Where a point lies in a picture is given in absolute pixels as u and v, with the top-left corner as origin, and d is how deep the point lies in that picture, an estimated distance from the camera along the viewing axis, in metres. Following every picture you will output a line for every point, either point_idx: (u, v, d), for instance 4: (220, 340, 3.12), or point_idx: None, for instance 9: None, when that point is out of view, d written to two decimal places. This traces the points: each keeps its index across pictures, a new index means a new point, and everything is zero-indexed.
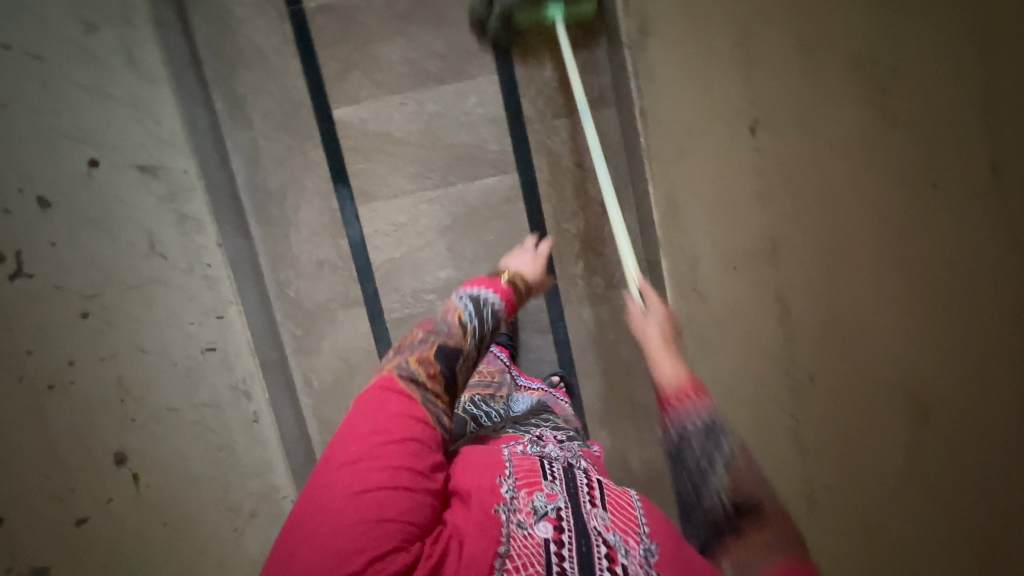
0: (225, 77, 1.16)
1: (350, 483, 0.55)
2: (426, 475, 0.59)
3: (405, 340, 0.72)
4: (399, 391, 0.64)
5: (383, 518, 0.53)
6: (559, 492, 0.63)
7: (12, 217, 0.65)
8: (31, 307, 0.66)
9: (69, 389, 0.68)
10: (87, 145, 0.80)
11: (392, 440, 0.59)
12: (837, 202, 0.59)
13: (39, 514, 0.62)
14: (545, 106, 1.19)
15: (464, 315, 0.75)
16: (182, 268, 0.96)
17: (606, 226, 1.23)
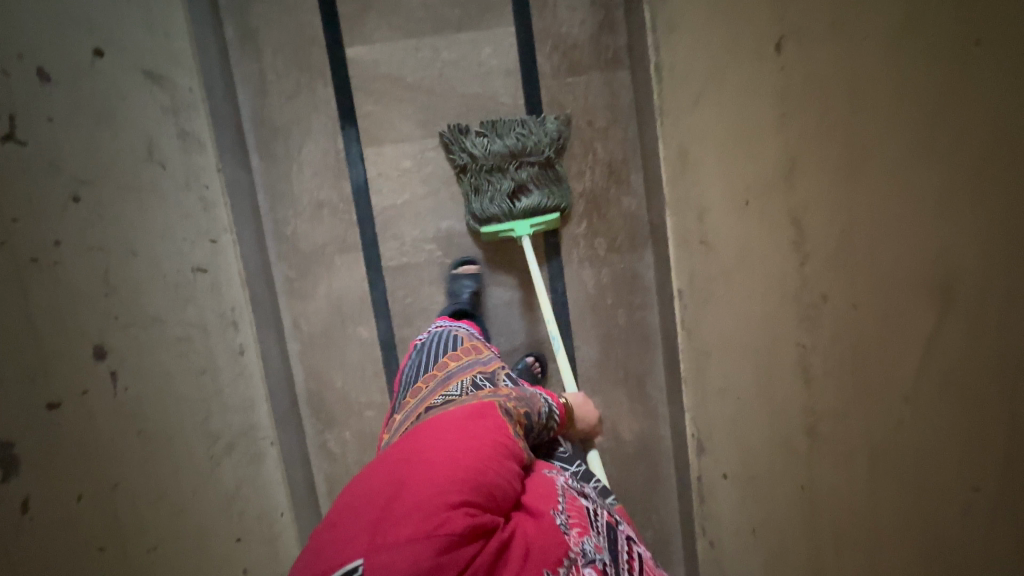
0: (239, 6, 1.14)
1: (457, 444, 0.58)
2: (511, 471, 0.62)
3: (502, 390, 0.82)
4: (498, 412, 0.71)
5: (478, 481, 0.55)
6: (603, 546, 0.65)
7: (9, 81, 0.63)
8: (23, 175, 0.63)
9: (52, 269, 0.65)
10: (94, 35, 0.78)
11: (491, 437, 0.63)
12: (873, 95, 0.57)
13: (7, 386, 0.57)
14: (561, 62, 1.18)
15: (543, 409, 0.86)
16: (178, 183, 0.93)
17: (611, 188, 1.22)
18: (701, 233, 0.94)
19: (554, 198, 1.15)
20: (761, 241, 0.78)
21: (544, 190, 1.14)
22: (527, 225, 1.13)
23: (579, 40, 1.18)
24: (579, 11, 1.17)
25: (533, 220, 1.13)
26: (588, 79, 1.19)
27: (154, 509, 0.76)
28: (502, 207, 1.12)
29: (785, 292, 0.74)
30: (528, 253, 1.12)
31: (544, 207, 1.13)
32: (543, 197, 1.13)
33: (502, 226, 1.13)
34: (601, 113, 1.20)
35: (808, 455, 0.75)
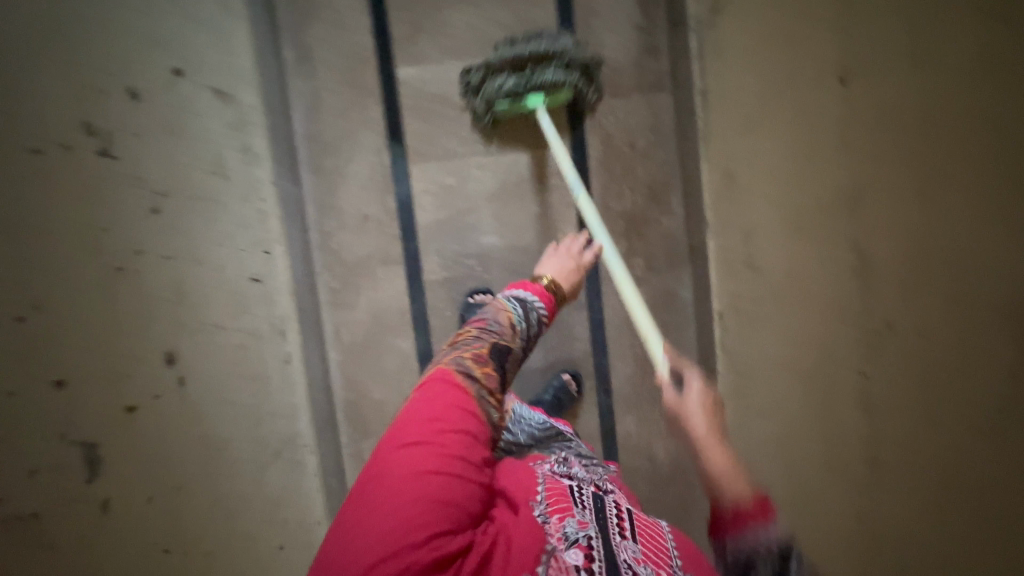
0: (296, 27, 1.19)
1: (414, 462, 0.57)
2: (478, 468, 0.61)
3: (458, 336, 0.75)
4: (456, 384, 0.66)
5: (441, 499, 0.55)
6: (590, 521, 0.64)
7: (105, 101, 0.66)
8: (115, 187, 0.66)
9: (135, 276, 0.68)
10: (174, 56, 0.82)
11: (451, 435, 0.60)
12: (945, 121, 0.59)
13: (94, 387, 0.60)
14: (604, 85, 1.21)
15: (512, 316, 0.78)
16: (239, 195, 0.96)
17: (650, 208, 1.23)
18: (747, 255, 0.94)
19: (571, 74, 1.09)
20: (818, 270, 0.78)
21: (558, 66, 1.08)
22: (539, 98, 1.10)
23: (622, 64, 1.21)
24: (623, 36, 1.20)
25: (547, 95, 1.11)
26: (631, 102, 1.21)
27: (208, 512, 0.77)
28: (514, 83, 1.08)
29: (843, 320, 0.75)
30: (545, 126, 1.07)
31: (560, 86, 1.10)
32: (557, 71, 1.07)
33: (517, 103, 1.12)
34: (642, 134, 1.22)
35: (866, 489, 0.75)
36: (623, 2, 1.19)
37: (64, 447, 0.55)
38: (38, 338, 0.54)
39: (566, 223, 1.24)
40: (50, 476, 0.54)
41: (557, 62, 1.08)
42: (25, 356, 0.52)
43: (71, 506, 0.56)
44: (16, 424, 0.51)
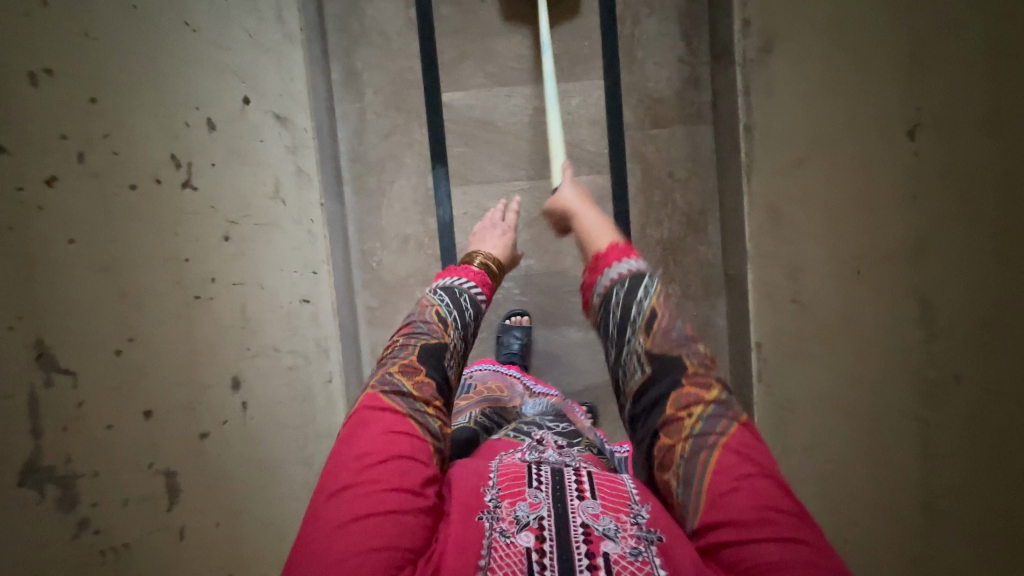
0: (346, 51, 1.21)
1: (339, 514, 0.54)
2: (414, 495, 0.57)
3: (387, 348, 0.73)
4: (384, 408, 0.63)
5: (371, 545, 0.52)
6: (543, 501, 0.59)
7: (187, 131, 0.67)
8: (194, 215, 0.68)
9: (208, 304, 0.69)
10: (244, 85, 0.84)
11: (376, 469, 0.57)
12: (931, 184, 0.71)
13: (171, 418, 0.60)
14: (646, 115, 1.23)
15: (440, 309, 0.78)
16: (293, 217, 0.98)
17: (688, 236, 1.25)
18: (793, 291, 0.94)
19: None
20: (885, 314, 0.78)
21: None
22: None
23: (664, 94, 1.23)
24: (666, 68, 1.22)
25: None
26: (672, 132, 1.23)
27: (266, 534, 0.78)
28: None
29: (885, 369, 0.79)
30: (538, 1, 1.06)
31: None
32: None
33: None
34: (682, 163, 1.24)
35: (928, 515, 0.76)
36: (668, 34, 1.21)
37: (151, 476, 0.56)
38: (129, 374, 0.55)
39: None
40: (136, 510, 0.54)
41: None
42: (119, 392, 0.53)
43: (146, 539, 0.55)
44: (112, 457, 0.51)
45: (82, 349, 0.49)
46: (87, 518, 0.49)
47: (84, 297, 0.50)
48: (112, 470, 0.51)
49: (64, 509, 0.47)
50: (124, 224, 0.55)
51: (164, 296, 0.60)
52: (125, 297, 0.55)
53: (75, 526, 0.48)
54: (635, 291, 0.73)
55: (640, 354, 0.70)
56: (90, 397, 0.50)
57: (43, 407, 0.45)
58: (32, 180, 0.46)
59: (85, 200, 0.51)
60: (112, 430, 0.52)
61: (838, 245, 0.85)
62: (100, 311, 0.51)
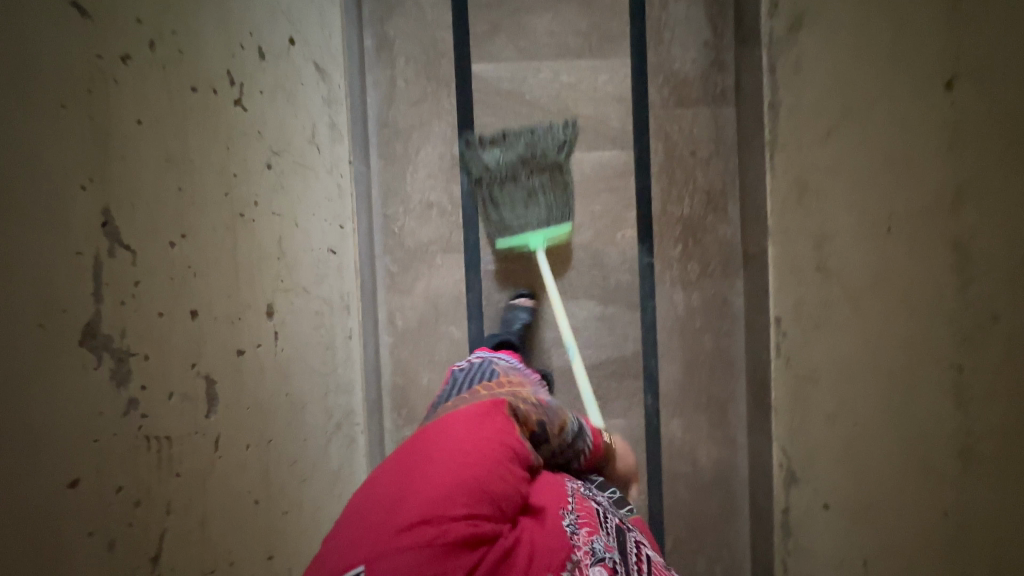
0: (380, 19, 1.23)
1: (460, 453, 0.62)
2: (516, 474, 0.66)
3: (521, 393, 0.85)
4: (506, 414, 0.73)
5: (483, 490, 0.60)
6: (613, 546, 0.71)
7: (243, 54, 0.69)
8: (247, 137, 0.69)
9: (251, 225, 0.69)
10: (291, 27, 0.86)
11: (500, 438, 0.67)
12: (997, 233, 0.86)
13: (215, 324, 0.61)
14: (670, 95, 1.26)
15: (570, 424, 0.89)
16: (326, 166, 0.99)
17: (708, 214, 1.26)
18: (818, 258, 0.95)
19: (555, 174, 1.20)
20: (922, 268, 0.89)
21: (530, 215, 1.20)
22: (539, 237, 1.21)
23: (689, 76, 1.25)
24: (692, 51, 1.25)
25: (546, 232, 1.21)
26: (696, 112, 1.26)
27: (289, 470, 0.78)
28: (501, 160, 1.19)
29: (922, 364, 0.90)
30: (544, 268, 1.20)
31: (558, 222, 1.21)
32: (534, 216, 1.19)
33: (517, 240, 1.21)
34: (705, 144, 1.26)
35: (961, 481, 0.90)
36: (695, 18, 1.25)
37: (192, 377, 0.57)
38: (180, 269, 0.55)
39: (626, 223, 1.27)
40: (176, 405, 0.55)
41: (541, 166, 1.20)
42: (170, 283, 0.54)
43: (186, 437, 0.56)
44: (159, 345, 0.52)
45: (136, 225, 0.50)
46: (126, 395, 0.49)
47: (141, 177, 0.51)
48: (158, 354, 0.52)
49: (111, 377, 0.47)
50: (183, 122, 0.57)
51: (214, 207, 0.61)
52: (181, 195, 0.56)
53: (121, 400, 0.48)
54: None
55: None
56: (140, 278, 0.50)
57: (100, 271, 0.46)
58: (111, 53, 0.48)
59: (151, 88, 0.53)
60: (164, 315, 0.53)
61: (869, 211, 0.91)
62: (161, 201, 0.53)
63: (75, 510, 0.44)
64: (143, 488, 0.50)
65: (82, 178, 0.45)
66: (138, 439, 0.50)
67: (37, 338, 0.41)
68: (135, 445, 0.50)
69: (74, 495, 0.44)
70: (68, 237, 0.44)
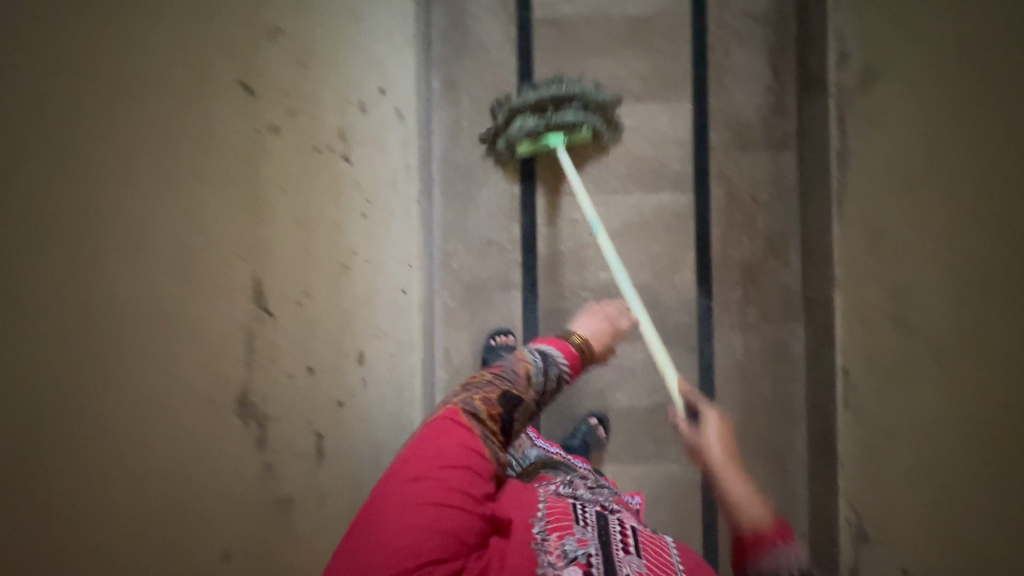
0: (447, 60, 1.27)
1: (413, 497, 0.62)
2: (475, 500, 0.65)
3: (474, 379, 0.79)
4: (462, 425, 0.70)
5: (437, 529, 0.60)
6: (590, 538, 0.67)
7: (267, 74, 0.73)
8: (307, 174, 0.79)
9: (353, 272, 0.86)
10: (380, 82, 0.94)
11: (454, 466, 0.66)
12: None
13: (326, 351, 0.81)
14: (731, 138, 1.26)
15: (532, 367, 0.79)
16: (404, 208, 1.01)
17: (768, 258, 1.26)
18: (895, 311, 0.98)
19: (589, 117, 1.15)
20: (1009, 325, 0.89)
21: (555, 131, 1.14)
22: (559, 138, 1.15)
23: (750, 120, 1.26)
24: (754, 96, 1.26)
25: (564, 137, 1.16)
26: (756, 156, 1.26)
27: None
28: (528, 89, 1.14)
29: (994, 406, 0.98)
30: (567, 166, 1.12)
31: (578, 126, 1.15)
32: (557, 129, 1.14)
33: (537, 141, 1.16)
34: (765, 187, 1.26)
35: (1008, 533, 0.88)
36: (758, 64, 1.26)
37: (306, 433, 0.78)
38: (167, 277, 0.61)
39: (684, 264, 1.27)
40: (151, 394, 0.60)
41: (576, 103, 1.14)
42: (140, 286, 0.58)
43: (162, 424, 0.61)
44: (288, 390, 0.75)
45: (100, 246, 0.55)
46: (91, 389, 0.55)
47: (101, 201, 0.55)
48: (263, 399, 0.72)
49: (75, 374, 0.54)
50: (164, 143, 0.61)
51: (228, 220, 0.67)
52: (157, 206, 0.60)
53: (91, 397, 0.55)
54: None
55: None
56: (101, 291, 0.55)
57: (61, 285, 0.52)
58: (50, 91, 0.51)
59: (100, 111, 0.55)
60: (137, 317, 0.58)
61: (952, 277, 0.93)
62: (286, 269, 0.75)
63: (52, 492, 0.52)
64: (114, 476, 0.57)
65: (27, 212, 0.50)
66: (105, 429, 0.56)
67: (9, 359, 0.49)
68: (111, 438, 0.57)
69: (46, 489, 0.52)
70: (28, 264, 0.50)
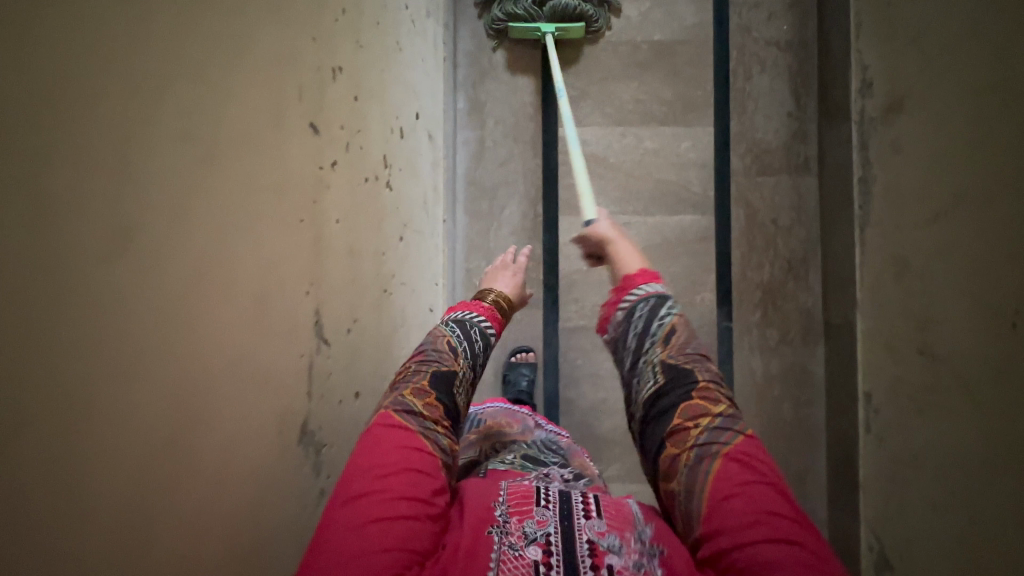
0: (472, 82, 1.30)
1: (352, 519, 0.55)
2: (424, 502, 0.59)
3: (399, 374, 0.74)
4: (397, 426, 0.65)
5: (383, 543, 0.53)
6: (550, 517, 0.61)
7: (324, 96, 0.70)
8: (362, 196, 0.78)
9: (390, 295, 0.88)
10: (415, 106, 0.98)
11: (394, 470, 0.60)
12: None
13: (367, 375, 0.82)
14: (752, 163, 1.28)
15: (452, 339, 0.78)
16: (429, 231, 1.04)
17: (789, 281, 1.26)
18: (922, 342, 0.98)
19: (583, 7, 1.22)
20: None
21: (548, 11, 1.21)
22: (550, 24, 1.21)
23: (772, 144, 1.28)
24: (775, 121, 1.28)
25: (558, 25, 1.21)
26: (777, 181, 1.27)
27: None
28: None
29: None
30: (550, 52, 1.12)
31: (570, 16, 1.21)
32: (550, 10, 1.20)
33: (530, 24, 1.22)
34: (786, 211, 1.27)
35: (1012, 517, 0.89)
36: (779, 90, 1.28)
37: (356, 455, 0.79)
38: (190, 268, 0.51)
39: (704, 285, 1.28)
40: (164, 413, 0.48)
41: None
42: (194, 311, 0.51)
43: (197, 435, 0.52)
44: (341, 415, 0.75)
45: (108, 231, 0.43)
46: (114, 417, 0.44)
47: (82, 175, 0.41)
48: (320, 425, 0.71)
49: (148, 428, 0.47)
50: (161, 109, 0.48)
51: (288, 233, 0.64)
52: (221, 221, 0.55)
53: (124, 433, 0.44)
54: (652, 322, 0.74)
55: (655, 366, 0.70)
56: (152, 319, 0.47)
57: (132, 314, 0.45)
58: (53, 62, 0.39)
59: (89, 59, 0.41)
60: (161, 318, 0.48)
61: None
62: (341, 291, 0.75)
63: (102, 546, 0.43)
64: (163, 507, 0.48)
65: (99, 240, 0.42)
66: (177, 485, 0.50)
67: (33, 405, 0.38)
68: (118, 473, 0.44)
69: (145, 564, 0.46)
70: (102, 291, 0.43)
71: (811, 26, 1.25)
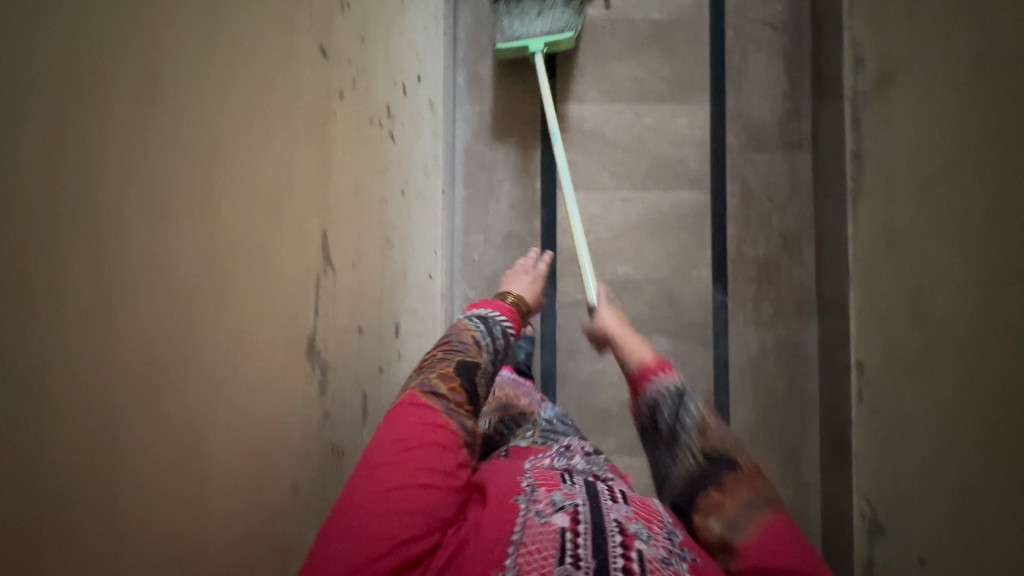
0: (472, 58, 1.31)
1: (375, 487, 0.54)
2: (447, 475, 0.58)
3: (424, 359, 0.69)
4: (421, 406, 0.61)
5: (406, 512, 0.54)
6: (577, 492, 0.63)
7: (337, 38, 0.70)
8: (366, 151, 0.79)
9: (391, 251, 0.89)
10: (416, 70, 0.99)
11: (418, 445, 0.58)
12: None
13: (369, 329, 0.82)
14: (747, 140, 1.30)
15: (477, 334, 0.73)
16: (428, 196, 1.05)
17: (783, 256, 1.28)
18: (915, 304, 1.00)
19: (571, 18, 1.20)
20: None
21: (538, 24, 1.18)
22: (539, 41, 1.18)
23: (767, 122, 1.30)
24: (770, 100, 1.30)
25: (546, 39, 1.19)
26: (772, 158, 1.29)
27: None
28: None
29: None
30: (539, 66, 1.16)
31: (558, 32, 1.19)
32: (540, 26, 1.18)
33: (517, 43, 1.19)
34: (780, 187, 1.29)
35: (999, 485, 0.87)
36: (774, 69, 1.30)
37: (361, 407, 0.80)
38: (198, 180, 0.45)
39: (700, 260, 1.29)
40: (173, 328, 0.43)
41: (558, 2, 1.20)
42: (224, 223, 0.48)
43: (221, 369, 0.49)
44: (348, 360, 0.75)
45: (144, 111, 0.40)
46: (111, 332, 0.37)
47: (126, 53, 0.38)
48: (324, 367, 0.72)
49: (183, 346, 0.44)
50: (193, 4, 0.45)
51: (304, 164, 0.62)
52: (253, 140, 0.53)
53: (161, 337, 0.42)
54: (685, 410, 0.65)
55: (694, 454, 0.62)
56: (190, 227, 0.44)
57: (170, 211, 0.42)
58: None
59: None
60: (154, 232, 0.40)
61: None
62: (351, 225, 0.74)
63: (81, 504, 0.35)
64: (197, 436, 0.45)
65: (138, 115, 0.39)
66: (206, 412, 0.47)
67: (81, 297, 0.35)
68: (151, 400, 0.41)
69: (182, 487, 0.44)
70: (147, 175, 0.40)
71: (805, 7, 1.28)
